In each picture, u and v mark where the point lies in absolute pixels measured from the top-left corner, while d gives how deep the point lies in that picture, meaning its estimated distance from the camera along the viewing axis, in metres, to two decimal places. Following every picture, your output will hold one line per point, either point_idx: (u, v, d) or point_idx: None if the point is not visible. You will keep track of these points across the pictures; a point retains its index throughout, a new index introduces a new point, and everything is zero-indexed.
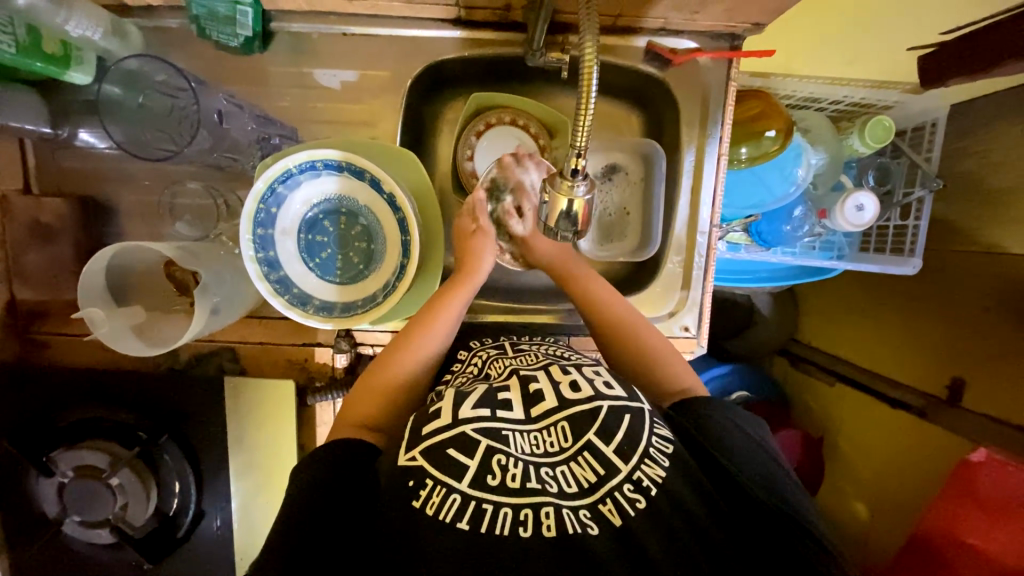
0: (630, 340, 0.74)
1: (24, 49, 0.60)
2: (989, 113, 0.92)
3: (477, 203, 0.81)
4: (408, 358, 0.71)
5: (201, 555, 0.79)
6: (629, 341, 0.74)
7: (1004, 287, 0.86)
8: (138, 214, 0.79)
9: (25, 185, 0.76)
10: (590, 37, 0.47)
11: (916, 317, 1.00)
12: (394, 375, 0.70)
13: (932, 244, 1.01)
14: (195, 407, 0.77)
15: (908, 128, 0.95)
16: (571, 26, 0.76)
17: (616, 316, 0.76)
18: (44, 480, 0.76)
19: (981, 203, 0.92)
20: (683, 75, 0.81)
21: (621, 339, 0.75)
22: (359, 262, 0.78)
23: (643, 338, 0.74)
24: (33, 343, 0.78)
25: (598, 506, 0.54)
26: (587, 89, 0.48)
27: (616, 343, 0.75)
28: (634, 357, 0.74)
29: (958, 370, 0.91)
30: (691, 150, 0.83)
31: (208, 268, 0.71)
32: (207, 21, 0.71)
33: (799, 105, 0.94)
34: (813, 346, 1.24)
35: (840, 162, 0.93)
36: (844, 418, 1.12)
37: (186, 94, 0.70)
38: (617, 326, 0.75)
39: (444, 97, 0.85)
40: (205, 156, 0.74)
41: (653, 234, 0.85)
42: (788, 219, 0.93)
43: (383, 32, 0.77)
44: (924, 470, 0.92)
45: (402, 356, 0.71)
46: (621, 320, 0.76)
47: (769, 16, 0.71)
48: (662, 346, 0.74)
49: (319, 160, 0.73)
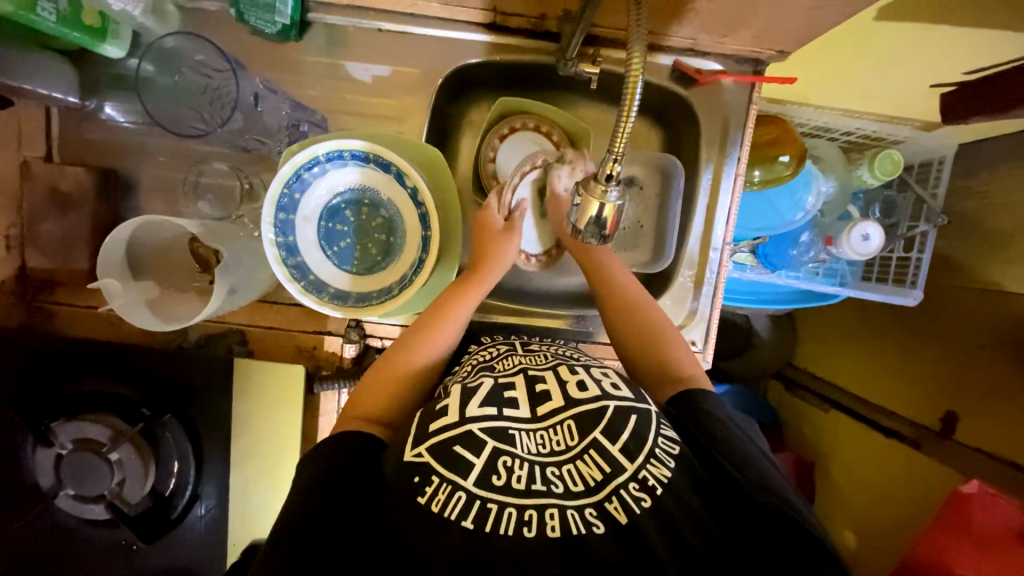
0: (634, 327, 0.75)
1: (63, 18, 0.61)
2: (992, 156, 0.95)
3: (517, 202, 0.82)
4: (429, 342, 0.71)
5: (190, 540, 0.78)
6: (632, 331, 0.75)
7: (1001, 326, 0.88)
8: (158, 190, 0.79)
9: (47, 152, 0.76)
10: (638, 52, 0.49)
11: (913, 349, 1.02)
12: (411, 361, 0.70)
13: (932, 278, 1.03)
14: (201, 387, 0.77)
15: (914, 163, 0.98)
16: (603, 39, 0.78)
17: (620, 304, 0.76)
18: (42, 450, 0.74)
19: (982, 241, 0.94)
20: (707, 95, 0.83)
21: (624, 328, 0.75)
22: (377, 254, 0.79)
23: (647, 324, 0.75)
24: (39, 312, 0.77)
25: (603, 504, 0.54)
26: (629, 102, 0.50)
27: (620, 325, 0.76)
28: (639, 339, 0.74)
29: (953, 404, 0.93)
30: (708, 169, 0.85)
31: (229, 248, 0.71)
32: (246, 6, 0.70)
33: (812, 134, 0.98)
34: (809, 371, 1.25)
35: (848, 193, 0.96)
36: (837, 445, 1.13)
37: (224, 75, 0.73)
38: (621, 316, 0.76)
39: (470, 99, 0.86)
40: (235, 138, 0.77)
41: (665, 249, 0.87)
42: (795, 244, 0.96)
43: (418, 31, 0.78)
44: (915, 500, 0.93)
45: (423, 342, 0.71)
46: (626, 308, 0.76)
47: (794, 45, 0.74)
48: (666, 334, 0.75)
49: (347, 150, 0.73)
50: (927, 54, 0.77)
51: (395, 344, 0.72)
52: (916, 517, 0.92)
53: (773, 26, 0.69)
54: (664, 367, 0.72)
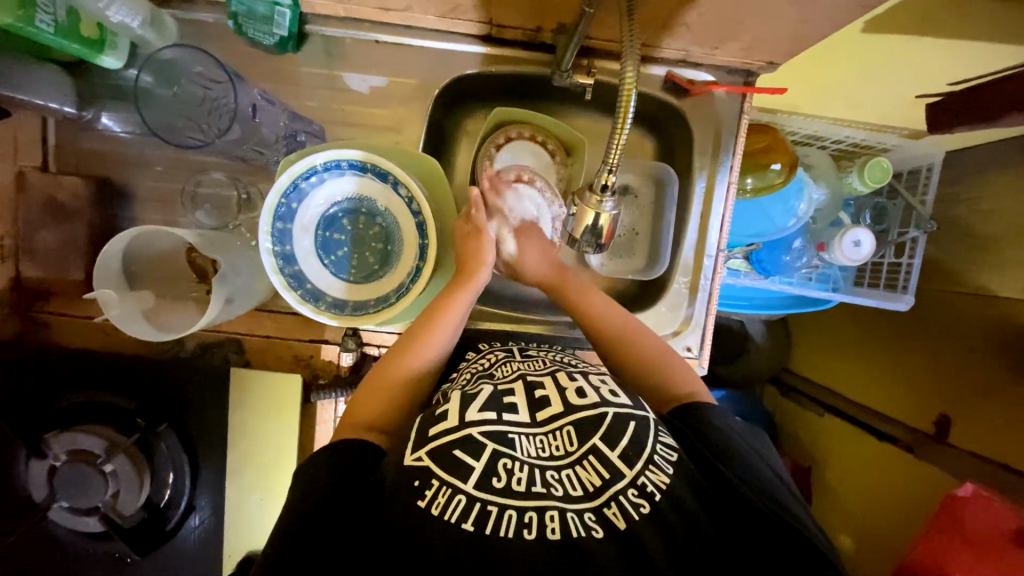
0: (627, 357, 0.74)
1: (61, 30, 0.61)
2: (978, 164, 0.97)
3: (476, 201, 0.78)
4: (442, 331, 0.73)
5: (185, 552, 0.77)
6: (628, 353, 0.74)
7: (992, 330, 0.89)
8: (154, 200, 0.79)
9: (43, 162, 0.76)
10: (632, 66, 0.51)
11: (906, 353, 1.03)
12: (428, 351, 0.72)
13: (922, 283, 1.05)
14: (198, 396, 0.77)
15: (903, 171, 1.00)
16: (599, 51, 0.79)
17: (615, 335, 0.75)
18: (35, 462, 0.73)
19: (970, 247, 0.96)
20: (699, 105, 0.84)
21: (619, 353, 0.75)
22: (374, 263, 0.79)
23: (642, 351, 0.74)
24: (34, 322, 0.77)
25: (602, 509, 0.54)
26: (623, 115, 0.52)
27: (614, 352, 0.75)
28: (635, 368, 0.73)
29: (946, 408, 0.93)
30: (702, 177, 0.86)
31: (227, 257, 0.71)
32: (245, 19, 0.71)
33: (802, 142, 0.99)
34: (804, 376, 1.27)
35: (839, 200, 0.97)
36: (833, 449, 1.14)
37: (222, 86, 0.74)
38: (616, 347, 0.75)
39: (466, 109, 0.87)
40: (234, 148, 0.77)
41: (661, 257, 0.88)
42: (787, 249, 0.96)
43: (415, 43, 0.79)
44: (910, 503, 0.94)
45: (437, 331, 0.72)
46: (621, 336, 0.75)
47: (785, 57, 0.75)
48: (660, 356, 0.74)
49: (344, 160, 0.74)
50: (912, 66, 0.79)
51: (406, 335, 0.73)
52: (911, 521, 0.93)
53: (763, 37, 0.70)
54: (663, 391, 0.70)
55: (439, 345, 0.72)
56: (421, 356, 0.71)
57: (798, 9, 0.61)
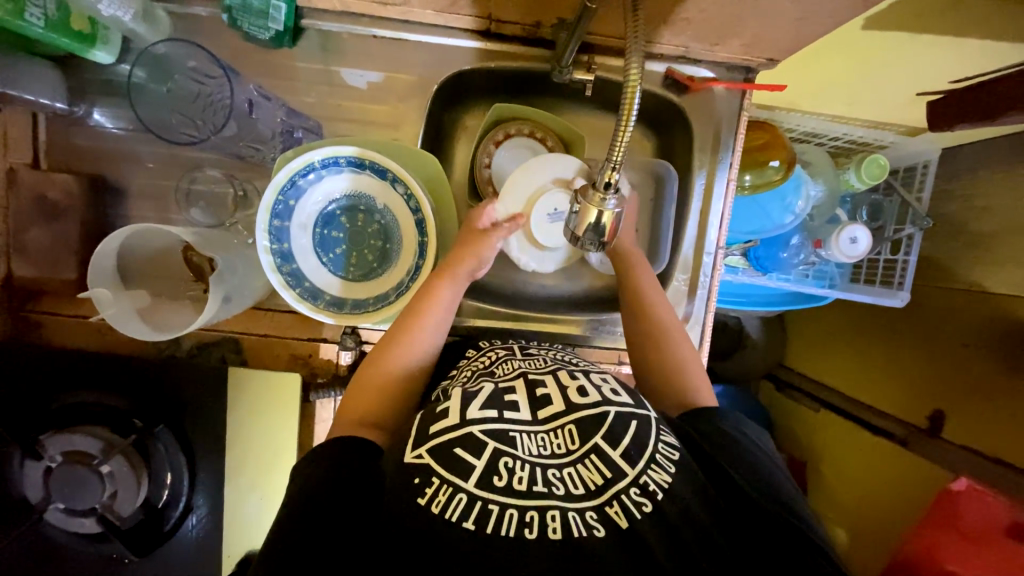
0: (655, 342, 0.77)
1: (51, 25, 0.60)
2: (974, 161, 0.97)
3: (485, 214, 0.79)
4: (436, 323, 0.73)
5: (183, 552, 0.76)
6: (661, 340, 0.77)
7: (988, 326, 0.90)
8: (148, 198, 0.78)
9: (34, 159, 0.74)
10: (637, 59, 0.50)
11: (901, 349, 1.03)
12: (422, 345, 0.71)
13: (917, 280, 1.05)
14: (195, 395, 0.76)
15: (899, 168, 1.01)
16: (599, 46, 0.78)
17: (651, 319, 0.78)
18: (30, 464, 0.73)
19: (965, 243, 0.97)
20: (699, 102, 0.84)
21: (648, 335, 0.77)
22: (373, 261, 0.79)
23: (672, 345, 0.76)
24: (26, 322, 0.76)
25: (604, 508, 0.54)
26: (628, 112, 0.51)
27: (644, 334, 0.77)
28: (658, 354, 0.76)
29: (940, 403, 0.94)
30: (702, 174, 0.86)
31: (224, 256, 0.70)
32: (239, 12, 0.70)
33: (800, 140, 0.99)
34: (800, 371, 1.27)
35: (836, 197, 0.97)
36: (828, 444, 1.15)
37: (217, 81, 0.72)
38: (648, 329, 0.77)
39: (464, 106, 0.87)
40: (230, 144, 0.76)
41: (659, 254, 0.88)
42: (785, 246, 0.97)
43: (413, 38, 0.78)
44: (904, 497, 0.95)
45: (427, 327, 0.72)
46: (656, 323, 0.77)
47: (785, 54, 0.75)
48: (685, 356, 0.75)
49: (342, 157, 0.73)
50: (911, 64, 0.79)
51: (396, 326, 0.72)
52: (906, 515, 0.94)
53: (763, 34, 0.70)
54: (674, 390, 0.73)
55: (434, 338, 0.72)
56: (414, 350, 0.71)
57: (800, 6, 0.60)
